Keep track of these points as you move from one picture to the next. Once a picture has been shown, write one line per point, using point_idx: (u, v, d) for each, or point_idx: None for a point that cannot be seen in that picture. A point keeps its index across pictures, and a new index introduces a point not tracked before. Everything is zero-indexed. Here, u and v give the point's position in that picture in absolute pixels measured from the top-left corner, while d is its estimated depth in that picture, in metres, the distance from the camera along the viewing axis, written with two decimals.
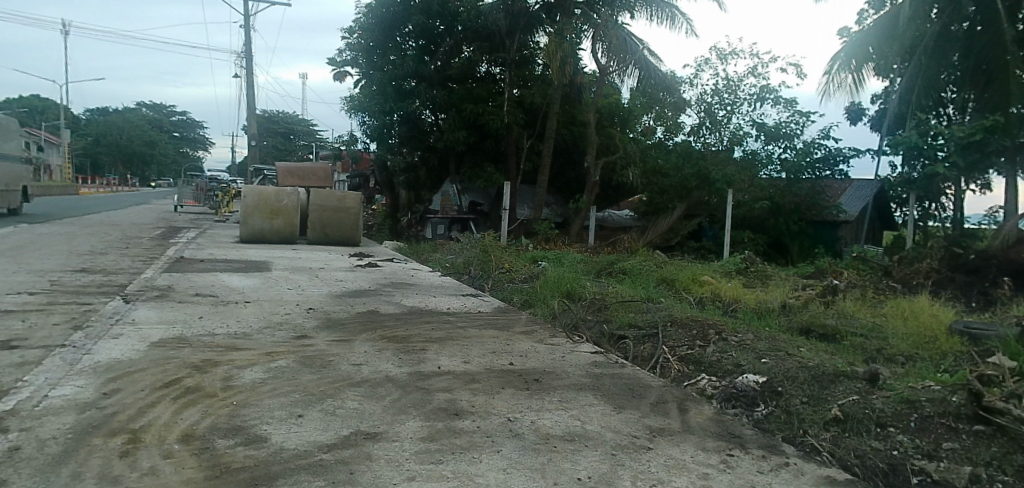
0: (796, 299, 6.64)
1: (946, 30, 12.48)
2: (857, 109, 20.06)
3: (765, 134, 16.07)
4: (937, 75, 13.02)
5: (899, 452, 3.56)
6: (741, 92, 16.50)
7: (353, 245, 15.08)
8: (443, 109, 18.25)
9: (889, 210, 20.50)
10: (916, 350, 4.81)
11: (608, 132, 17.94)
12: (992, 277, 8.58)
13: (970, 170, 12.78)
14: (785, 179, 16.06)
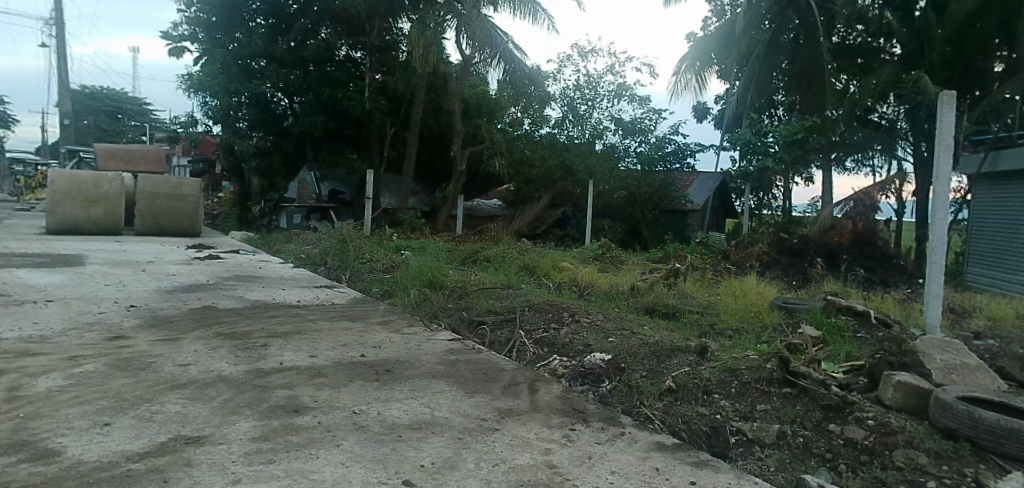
0: (645, 281, 7.14)
1: (776, 39, 14.33)
2: (703, 109, 21.91)
3: (623, 128, 17.27)
4: (769, 77, 14.68)
5: (721, 415, 4.15)
6: (600, 89, 17.57)
7: (192, 236, 13.99)
8: (299, 92, 17.56)
9: (729, 199, 21.72)
10: (742, 324, 5.38)
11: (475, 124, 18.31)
12: (811, 258, 9.91)
13: (794, 165, 14.12)
14: (641, 171, 16.87)
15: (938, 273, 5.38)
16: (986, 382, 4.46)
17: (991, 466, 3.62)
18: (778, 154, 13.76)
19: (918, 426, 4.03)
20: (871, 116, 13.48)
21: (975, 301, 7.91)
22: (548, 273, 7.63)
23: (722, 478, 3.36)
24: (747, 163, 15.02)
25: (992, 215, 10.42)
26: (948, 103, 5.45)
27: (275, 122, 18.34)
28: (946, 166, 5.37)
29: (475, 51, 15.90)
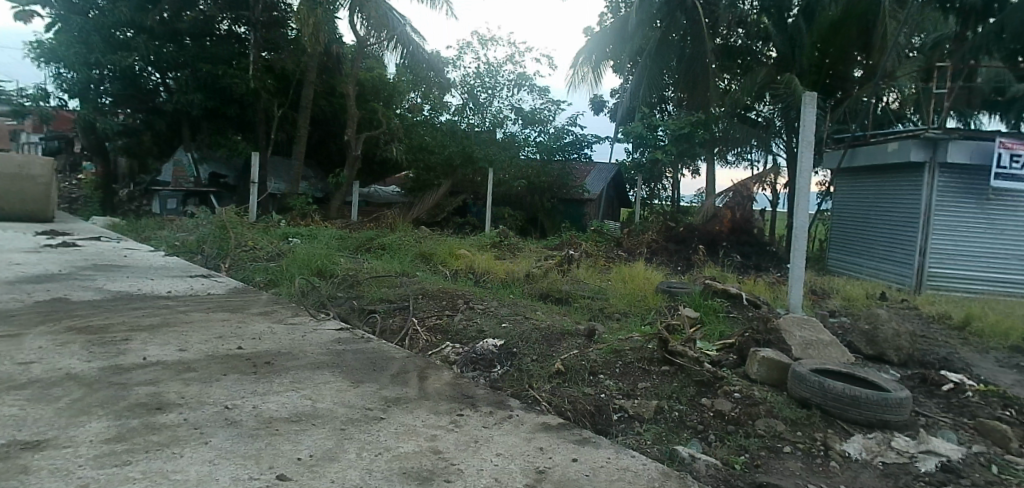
0: (539, 267, 7.37)
1: (666, 37, 14.97)
2: (599, 102, 22.70)
3: (522, 118, 17.50)
4: (660, 73, 15.37)
5: (605, 395, 4.37)
6: (500, 78, 17.70)
7: (45, 221, 12.67)
8: (174, 68, 16.49)
9: (623, 187, 22.16)
10: (629, 307, 5.73)
11: (372, 108, 18.42)
12: (693, 244, 10.70)
13: (682, 158, 15.14)
14: (541, 159, 17.15)
15: (800, 259, 5.94)
16: (836, 355, 4.99)
17: (837, 429, 4.07)
18: (666, 147, 14.83)
19: (778, 397, 4.43)
20: (750, 114, 14.77)
21: (831, 283, 8.85)
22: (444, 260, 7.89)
23: (602, 453, 3.52)
24: (640, 153, 16.12)
25: (853, 205, 11.59)
26: (810, 103, 5.98)
27: (145, 98, 16.99)
28: (808, 161, 5.92)
29: (371, 34, 15.42)
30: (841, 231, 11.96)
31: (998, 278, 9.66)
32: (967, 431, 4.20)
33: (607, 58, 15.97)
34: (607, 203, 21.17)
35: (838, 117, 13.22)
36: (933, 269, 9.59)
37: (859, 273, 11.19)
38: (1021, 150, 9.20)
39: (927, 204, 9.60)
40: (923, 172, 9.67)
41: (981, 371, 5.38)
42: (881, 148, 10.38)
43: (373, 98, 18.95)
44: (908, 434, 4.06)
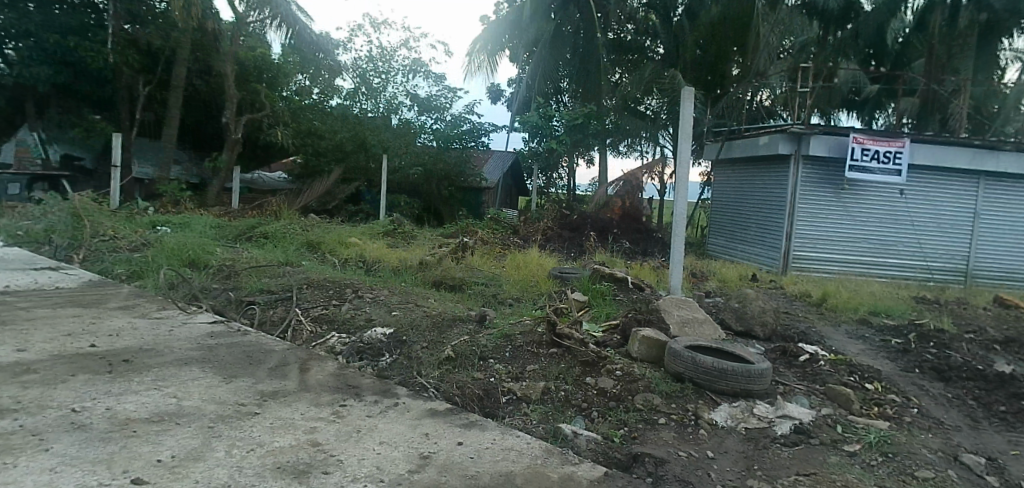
0: (433, 256, 7.64)
1: (560, 30, 15.53)
2: (496, 91, 22.89)
3: (418, 105, 17.24)
4: (555, 65, 15.81)
5: (495, 378, 4.46)
6: (393, 63, 17.41)
7: None
8: (14, 36, 14.81)
9: (523, 178, 23.06)
10: (522, 292, 6.04)
11: (253, 89, 16.88)
12: (585, 233, 11.77)
13: (575, 148, 15.40)
14: (437, 146, 16.90)
15: (680, 245, 6.38)
16: (709, 332, 5.36)
17: (706, 400, 4.32)
18: (560, 136, 15.22)
19: (655, 373, 4.67)
20: (639, 107, 15.37)
21: (709, 267, 9.61)
22: (334, 250, 7.92)
23: (488, 435, 3.54)
24: (536, 143, 16.04)
25: (735, 195, 12.65)
26: (689, 98, 6.37)
27: None
28: (686, 153, 6.31)
29: (251, 9, 15.09)
30: (725, 218, 13.03)
31: (852, 260, 10.78)
32: (818, 396, 4.54)
33: (501, 48, 16.18)
34: (507, 194, 21.86)
35: (717, 113, 14.23)
36: (795, 251, 10.68)
37: (739, 256, 12.30)
38: (870, 145, 10.23)
39: (791, 194, 10.65)
40: (789, 164, 10.71)
41: (832, 342, 5.99)
42: (755, 141, 11.38)
43: (255, 80, 17.06)
44: (768, 402, 4.36)
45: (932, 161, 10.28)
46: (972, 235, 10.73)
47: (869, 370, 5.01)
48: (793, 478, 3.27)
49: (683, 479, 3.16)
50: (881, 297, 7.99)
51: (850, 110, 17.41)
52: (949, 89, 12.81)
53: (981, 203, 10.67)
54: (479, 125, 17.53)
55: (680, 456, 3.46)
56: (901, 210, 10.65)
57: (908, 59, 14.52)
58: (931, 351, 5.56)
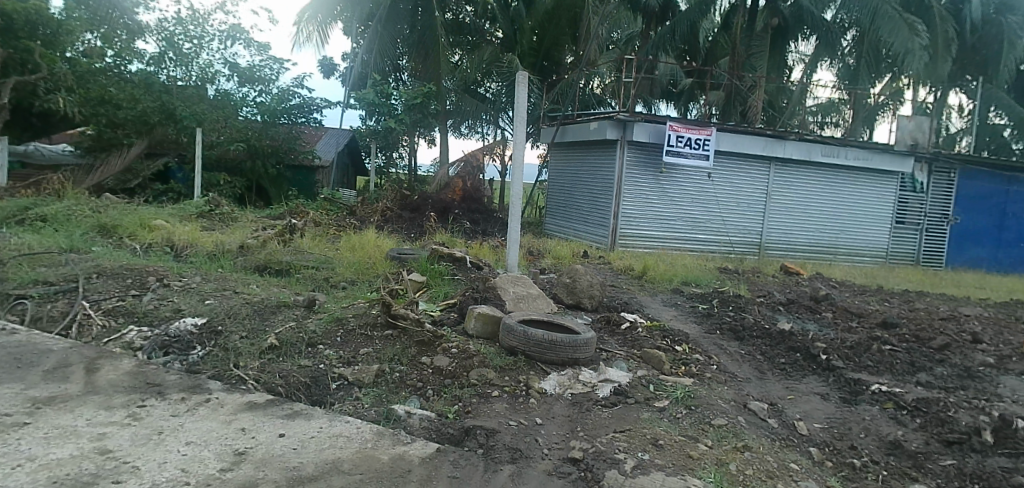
0: (256, 238, 7.33)
1: (397, 7, 15.02)
2: (328, 64, 21.80)
3: (238, 75, 15.71)
4: (391, 41, 15.43)
5: (324, 364, 4.27)
6: (209, 27, 15.55)
7: None
8: None
9: (360, 157, 22.41)
10: (356, 275, 6.12)
11: (23, 47, 13.86)
12: (426, 212, 12.52)
13: (414, 127, 15.62)
14: (262, 122, 15.56)
15: (516, 224, 6.61)
16: (541, 306, 5.60)
17: (537, 370, 4.35)
18: (399, 115, 15.01)
19: (490, 348, 4.65)
20: (479, 89, 16.25)
21: (545, 245, 10.17)
22: (133, 234, 7.03)
23: (314, 424, 3.39)
24: (375, 121, 15.58)
25: (571, 177, 13.48)
26: (523, 83, 6.55)
27: None
28: (522, 135, 6.54)
29: None
30: (563, 200, 13.85)
31: (669, 236, 12.04)
32: (635, 359, 4.79)
33: (332, 18, 15.50)
34: (345, 172, 21.07)
35: (552, 98, 14.85)
36: (622, 229, 11.67)
37: (574, 235, 13.15)
38: (684, 133, 11.40)
39: (618, 175, 11.59)
40: (616, 148, 11.65)
41: (649, 309, 6.65)
42: (586, 126, 12.28)
43: (26, 37, 14.05)
44: (592, 368, 4.48)
45: (733, 147, 11.76)
46: (764, 212, 12.51)
47: (678, 334, 5.52)
48: (610, 436, 3.37)
49: (512, 447, 3.22)
50: (690, 268, 9.03)
51: (668, 100, 19.29)
52: (747, 85, 14.53)
53: (771, 185, 12.46)
54: (310, 99, 16.41)
55: (512, 426, 3.51)
56: (709, 191, 12.09)
57: (716, 57, 16.35)
58: (729, 313, 6.40)
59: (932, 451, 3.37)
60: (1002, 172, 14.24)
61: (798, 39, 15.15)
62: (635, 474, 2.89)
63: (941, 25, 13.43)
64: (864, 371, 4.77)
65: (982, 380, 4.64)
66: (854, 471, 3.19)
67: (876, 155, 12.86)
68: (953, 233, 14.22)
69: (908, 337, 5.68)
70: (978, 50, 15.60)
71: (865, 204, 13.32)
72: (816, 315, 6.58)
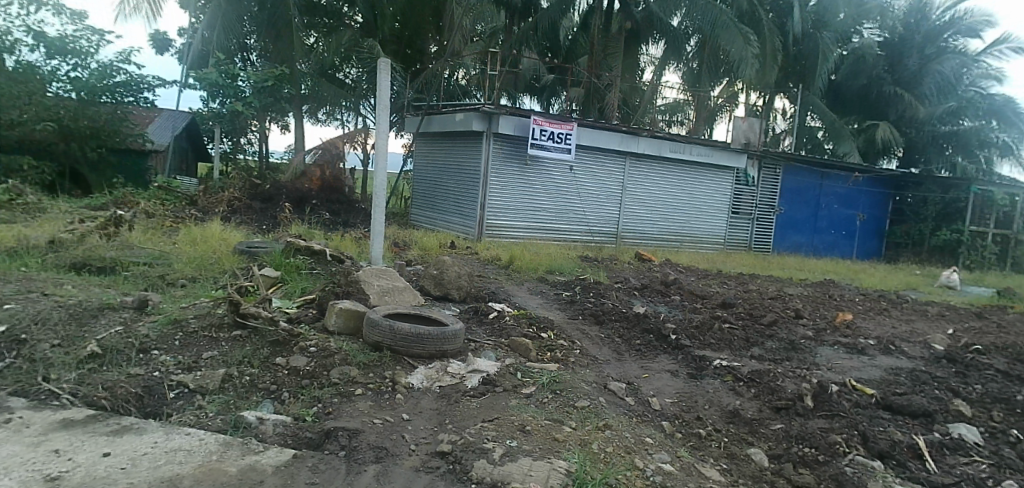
0: (71, 232, 6.30)
1: None
2: (161, 39, 19.40)
3: (45, 45, 13.37)
4: (237, 19, 14.00)
5: (160, 371, 3.76)
6: None
7: None
8: None
9: (202, 142, 20.27)
10: (199, 271, 5.52)
11: None
12: (279, 202, 11.88)
13: (264, 111, 14.54)
14: (78, 99, 13.42)
15: (380, 215, 6.37)
16: (408, 299, 5.42)
17: (404, 365, 4.18)
18: (247, 98, 14.02)
19: (353, 344, 4.39)
20: (338, 75, 15.67)
21: (411, 237, 9.95)
22: None
23: (146, 439, 2.96)
24: (217, 103, 14.28)
25: (437, 168, 13.35)
26: (386, 70, 6.28)
27: None
28: (385, 123, 6.27)
29: None
30: (429, 191, 13.68)
31: (534, 226, 12.40)
32: (502, 348, 4.81)
33: None
34: (183, 158, 18.92)
35: (416, 87, 14.59)
36: (488, 220, 11.79)
37: (441, 226, 13.05)
38: (547, 127, 11.77)
39: (484, 166, 11.67)
40: (482, 140, 11.73)
41: (516, 298, 6.78)
42: (452, 117, 12.23)
43: None
44: (460, 359, 4.41)
45: (592, 142, 12.38)
46: (620, 203, 13.34)
47: (543, 321, 5.68)
48: (478, 426, 3.33)
49: (376, 446, 3.05)
50: (554, 257, 9.35)
51: (531, 95, 19.79)
52: (604, 83, 15.37)
53: (626, 178, 13.32)
54: (139, 76, 14.48)
55: (376, 424, 3.33)
56: (571, 183, 12.62)
57: (576, 55, 17.04)
58: (590, 300, 6.72)
59: (765, 417, 3.77)
60: (817, 169, 16.53)
61: (648, 42, 16.31)
62: (503, 461, 2.88)
63: (770, 37, 15.27)
64: (708, 348, 5.25)
65: (802, 351, 5.33)
66: (700, 440, 3.48)
67: (714, 152, 14.30)
68: (778, 222, 16.24)
69: (744, 315, 6.39)
70: (798, 60, 18.13)
71: (705, 196, 14.76)
72: (667, 298, 7.16)
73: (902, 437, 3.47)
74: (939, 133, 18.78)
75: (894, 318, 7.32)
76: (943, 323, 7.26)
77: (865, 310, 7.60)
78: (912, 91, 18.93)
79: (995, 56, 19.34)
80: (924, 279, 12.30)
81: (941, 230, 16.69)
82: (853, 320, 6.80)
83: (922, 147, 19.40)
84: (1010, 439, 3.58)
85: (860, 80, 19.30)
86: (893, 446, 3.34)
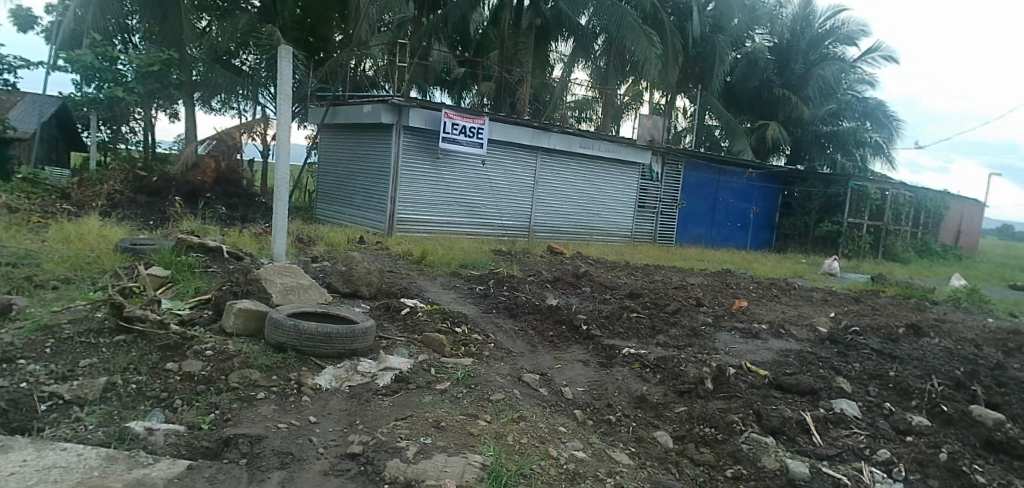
0: None
1: None
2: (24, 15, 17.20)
3: None
4: None
5: (28, 383, 3.35)
6: None
7: None
8: None
9: (75, 130, 18.25)
10: (74, 272, 4.97)
11: None
12: (168, 196, 10.95)
13: (151, 98, 13.34)
14: None
15: (283, 209, 6.04)
16: (314, 297, 5.17)
17: (310, 366, 3.98)
18: (129, 83, 12.52)
19: (254, 346, 4.13)
20: (234, 61, 14.58)
21: (317, 232, 9.53)
22: None
23: (12, 458, 2.62)
24: (93, 88, 12.66)
25: (345, 161, 12.89)
26: (287, 57, 5.95)
27: None
28: (286, 114, 5.93)
29: None
30: (337, 185, 13.19)
31: (447, 221, 12.29)
32: (415, 345, 4.71)
33: None
34: (52, 147, 16.96)
35: (321, 77, 14.00)
36: (399, 214, 11.55)
37: (350, 221, 12.62)
38: (458, 120, 11.70)
39: (394, 159, 11.41)
40: (392, 132, 11.45)
41: (429, 293, 6.69)
42: (359, 109, 11.84)
43: None
44: (371, 357, 4.27)
45: (504, 136, 12.45)
46: (532, 197, 13.54)
47: (457, 315, 5.64)
48: (391, 424, 3.24)
49: (281, 451, 2.88)
50: (466, 251, 9.29)
51: (442, 88, 19.53)
52: (515, 79, 15.54)
53: (538, 172, 13.53)
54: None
55: (280, 429, 3.14)
56: (483, 177, 12.63)
57: (486, 50, 17.05)
58: (504, 293, 6.76)
59: (670, 401, 3.96)
60: (714, 165, 17.65)
61: (557, 40, 16.63)
62: (417, 459, 2.82)
63: (671, 38, 16.08)
64: (617, 337, 5.44)
65: (703, 337, 5.66)
66: (610, 426, 3.60)
67: (620, 148, 14.88)
68: (680, 216, 17.19)
69: (650, 304, 6.71)
70: (699, 62, 19.22)
71: (613, 191, 15.31)
72: (578, 290, 7.35)
73: (791, 414, 3.77)
74: (821, 133, 20.80)
75: (783, 303, 7.99)
76: (825, 307, 8.00)
77: (758, 298, 8.21)
78: (798, 94, 20.65)
79: (870, 63, 21.62)
80: (808, 267, 13.50)
81: (822, 223, 18.49)
82: (748, 307, 7.33)
83: (807, 145, 21.40)
84: (881, 411, 4.00)
85: (752, 82, 20.82)
86: (783, 422, 3.64)
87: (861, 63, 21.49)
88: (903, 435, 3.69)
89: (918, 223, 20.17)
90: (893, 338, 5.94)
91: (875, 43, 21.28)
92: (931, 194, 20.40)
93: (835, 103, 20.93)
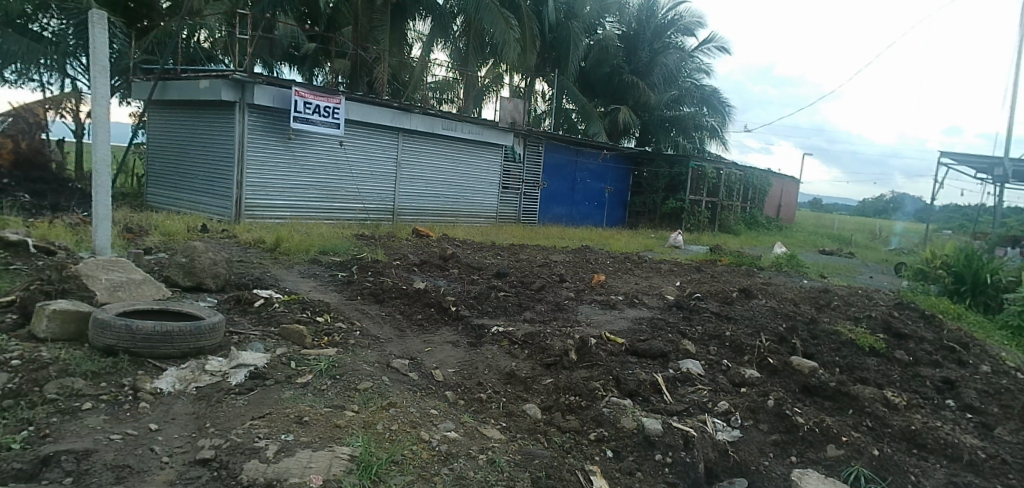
0: None
1: None
2: None
3: None
4: None
5: None
6: None
7: None
8: None
9: None
10: None
11: None
12: None
13: None
14: None
15: (104, 193, 5.26)
16: (149, 293, 4.57)
17: (148, 369, 3.53)
18: None
19: (76, 351, 3.56)
20: (31, 26, 12.44)
21: (148, 220, 8.46)
22: None
23: None
24: None
25: (180, 142, 11.57)
26: (100, 23, 5.12)
27: None
28: (104, 89, 5.11)
29: None
30: (171, 168, 11.83)
31: (302, 206, 11.58)
32: (272, 338, 4.39)
33: None
34: None
35: (144, 46, 12.64)
36: (247, 198, 10.65)
37: (188, 207, 11.40)
38: (311, 99, 11.07)
39: (239, 140, 10.47)
40: (235, 111, 10.47)
41: (286, 282, 6.26)
42: (193, 84, 10.64)
43: None
44: (222, 355, 3.89)
45: (363, 117, 11.93)
46: (395, 180, 13.20)
47: (318, 305, 5.35)
48: (248, 424, 3.00)
49: (117, 465, 2.55)
50: (325, 238, 8.82)
51: (291, 64, 18.27)
52: (371, 57, 15.02)
53: (400, 154, 13.19)
54: None
55: (113, 441, 2.76)
56: (340, 160, 12.02)
57: (338, 25, 16.18)
58: (368, 279, 6.53)
59: (537, 374, 4.13)
60: (573, 147, 18.49)
61: (414, 18, 16.25)
62: (278, 458, 2.63)
63: (528, 22, 16.46)
64: (485, 316, 5.55)
65: (566, 310, 5.98)
66: (481, 404, 3.66)
67: (482, 130, 15.03)
68: (542, 196, 17.84)
69: (517, 282, 6.92)
70: (555, 47, 19.86)
71: (475, 174, 15.43)
72: (445, 272, 7.35)
73: (646, 377, 4.12)
74: (665, 117, 22.96)
75: (636, 275, 8.68)
76: (671, 277, 8.82)
77: (615, 271, 8.84)
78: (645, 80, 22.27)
79: (706, 53, 23.92)
80: (657, 241, 14.75)
81: (668, 200, 20.31)
82: (606, 280, 7.83)
83: (653, 129, 23.26)
84: (719, 367, 4.54)
85: (604, 68, 22.00)
86: (639, 384, 3.97)
87: (698, 54, 23.73)
88: (739, 387, 4.20)
89: (746, 199, 22.92)
90: (728, 301, 6.73)
91: (710, 35, 23.61)
92: (756, 173, 23.26)
93: (677, 89, 22.93)
